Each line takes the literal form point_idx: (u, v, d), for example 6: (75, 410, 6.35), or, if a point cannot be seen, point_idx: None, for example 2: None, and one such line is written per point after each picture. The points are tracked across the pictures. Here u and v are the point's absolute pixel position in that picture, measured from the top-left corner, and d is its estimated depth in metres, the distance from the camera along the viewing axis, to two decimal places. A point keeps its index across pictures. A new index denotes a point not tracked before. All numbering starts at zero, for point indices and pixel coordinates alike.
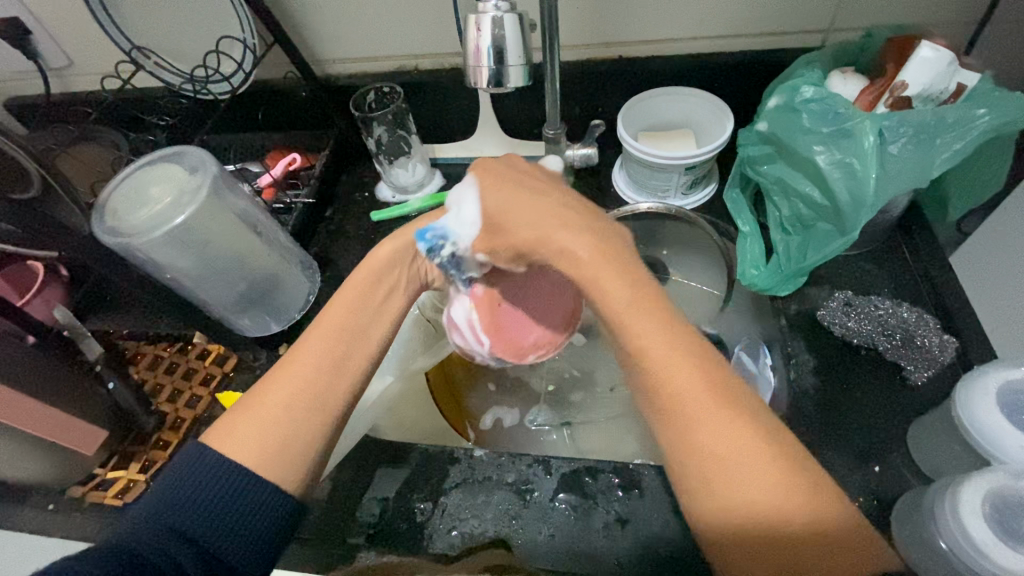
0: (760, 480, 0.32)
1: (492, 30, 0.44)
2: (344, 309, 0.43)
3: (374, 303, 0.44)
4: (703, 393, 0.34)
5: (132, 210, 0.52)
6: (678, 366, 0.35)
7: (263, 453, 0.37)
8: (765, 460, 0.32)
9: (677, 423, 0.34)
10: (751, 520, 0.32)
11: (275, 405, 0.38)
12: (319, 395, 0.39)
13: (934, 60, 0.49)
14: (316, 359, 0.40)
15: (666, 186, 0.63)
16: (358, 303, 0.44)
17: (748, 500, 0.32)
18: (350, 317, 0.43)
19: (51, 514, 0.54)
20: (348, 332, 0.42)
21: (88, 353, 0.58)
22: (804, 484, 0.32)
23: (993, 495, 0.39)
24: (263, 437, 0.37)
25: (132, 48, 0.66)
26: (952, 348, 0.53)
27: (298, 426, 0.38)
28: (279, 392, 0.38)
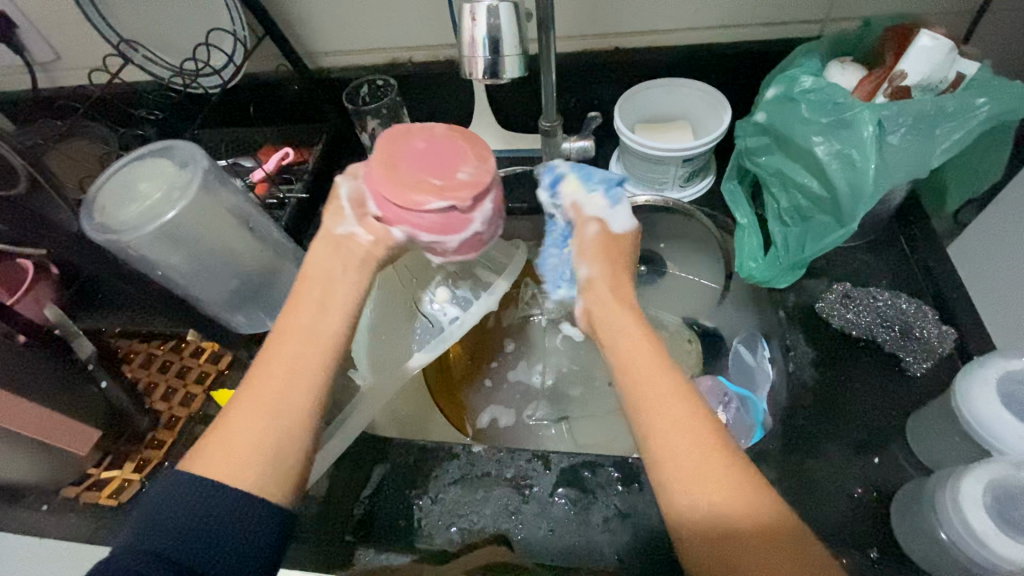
0: (717, 482, 0.32)
1: (487, 20, 0.44)
2: (297, 308, 0.40)
3: (325, 301, 0.41)
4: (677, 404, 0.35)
5: (122, 206, 0.52)
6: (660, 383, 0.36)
7: (231, 469, 0.34)
8: (722, 466, 0.33)
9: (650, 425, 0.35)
10: (715, 524, 0.32)
11: (240, 424, 0.36)
12: (284, 393, 0.37)
13: (933, 48, 0.49)
14: (274, 363, 0.38)
15: (664, 177, 0.62)
16: (308, 301, 0.41)
17: (712, 506, 0.32)
18: (302, 316, 0.40)
19: (44, 515, 0.53)
20: (305, 335, 0.39)
21: (79, 351, 0.58)
22: (767, 497, 0.32)
23: (994, 485, 0.39)
24: (232, 438, 0.35)
25: (120, 41, 0.65)
26: (951, 339, 0.52)
27: (261, 433, 0.35)
28: (245, 408, 0.36)
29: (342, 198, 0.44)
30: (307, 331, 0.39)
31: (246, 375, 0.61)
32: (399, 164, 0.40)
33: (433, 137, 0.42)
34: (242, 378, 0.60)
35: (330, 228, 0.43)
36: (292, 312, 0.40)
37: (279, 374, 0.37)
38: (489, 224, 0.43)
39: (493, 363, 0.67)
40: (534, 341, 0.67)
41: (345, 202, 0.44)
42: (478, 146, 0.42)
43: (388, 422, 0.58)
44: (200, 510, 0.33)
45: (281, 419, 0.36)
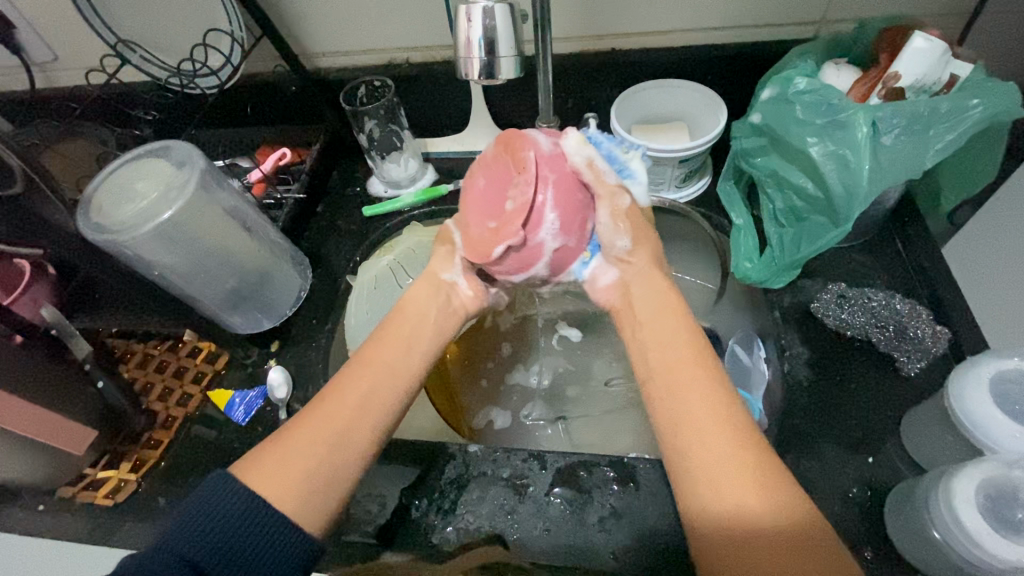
0: (746, 486, 0.33)
1: (483, 21, 0.44)
2: (386, 346, 0.43)
3: (406, 341, 0.44)
4: (709, 405, 0.36)
5: (118, 206, 0.51)
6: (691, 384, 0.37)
7: (286, 488, 0.36)
8: (751, 470, 0.34)
9: (677, 426, 0.37)
10: (737, 524, 0.33)
11: (306, 441, 0.38)
12: (353, 426, 0.39)
13: (925, 50, 0.49)
14: (352, 391, 0.40)
15: (660, 178, 0.63)
16: (399, 339, 0.44)
17: (738, 507, 0.33)
18: (390, 355, 0.43)
19: (41, 514, 0.54)
20: (381, 372, 0.42)
21: (77, 352, 0.58)
22: (791, 497, 0.33)
23: (986, 484, 0.39)
24: (288, 462, 0.37)
25: (117, 42, 0.64)
26: (945, 339, 0.52)
27: (320, 459, 0.37)
28: (313, 426, 0.38)
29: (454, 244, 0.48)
30: (396, 370, 0.42)
31: (243, 375, 0.61)
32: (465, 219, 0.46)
33: (487, 169, 0.47)
34: (240, 378, 0.60)
35: (434, 272, 0.47)
36: (386, 348, 0.43)
37: (352, 409, 0.39)
38: (568, 233, 0.43)
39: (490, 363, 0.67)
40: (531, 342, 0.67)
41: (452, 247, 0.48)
42: (526, 158, 0.44)
43: None
44: (233, 522, 0.34)
45: (342, 450, 0.38)
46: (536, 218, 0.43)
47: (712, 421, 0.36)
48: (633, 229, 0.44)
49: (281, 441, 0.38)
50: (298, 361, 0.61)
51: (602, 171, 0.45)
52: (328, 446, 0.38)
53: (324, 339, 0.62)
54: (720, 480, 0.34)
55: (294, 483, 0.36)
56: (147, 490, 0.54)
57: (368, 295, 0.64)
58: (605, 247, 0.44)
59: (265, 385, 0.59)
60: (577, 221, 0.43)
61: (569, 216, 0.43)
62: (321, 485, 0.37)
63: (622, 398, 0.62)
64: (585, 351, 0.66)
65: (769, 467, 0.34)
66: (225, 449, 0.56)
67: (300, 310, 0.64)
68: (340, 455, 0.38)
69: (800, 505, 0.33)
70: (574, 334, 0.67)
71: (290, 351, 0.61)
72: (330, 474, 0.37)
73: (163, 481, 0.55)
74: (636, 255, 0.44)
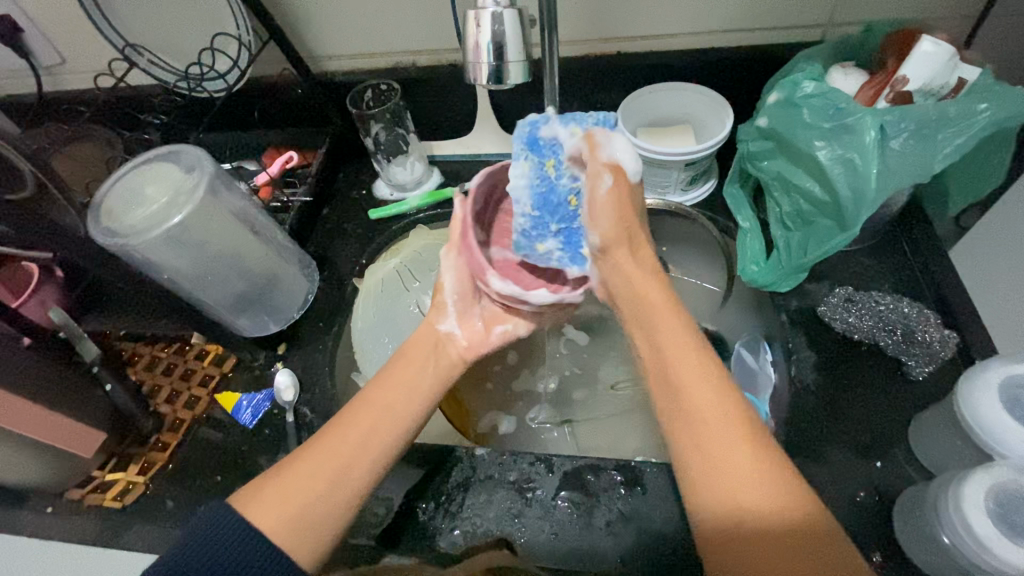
0: (750, 483, 0.33)
1: (491, 26, 0.44)
2: (385, 389, 0.44)
3: (409, 384, 0.45)
4: (715, 407, 0.36)
5: (129, 210, 0.52)
6: (695, 384, 0.37)
7: (281, 520, 0.37)
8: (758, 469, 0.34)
9: (683, 428, 0.37)
10: (739, 518, 0.33)
11: (302, 475, 0.39)
12: (349, 465, 0.40)
13: (934, 54, 0.49)
14: (350, 431, 0.41)
15: (665, 183, 0.63)
16: (401, 384, 0.44)
17: (740, 503, 0.33)
18: (390, 398, 0.43)
19: (49, 517, 0.54)
20: (381, 413, 0.42)
21: (85, 355, 0.58)
22: (796, 496, 0.33)
23: (996, 489, 0.39)
24: (290, 497, 0.38)
25: (126, 46, 0.66)
26: (952, 344, 0.52)
27: (314, 494, 0.38)
28: (309, 462, 0.39)
29: (443, 292, 0.49)
30: (392, 411, 0.43)
31: (249, 377, 0.61)
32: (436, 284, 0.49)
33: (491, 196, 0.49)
34: (247, 381, 0.61)
35: (431, 322, 0.49)
36: (386, 394, 0.44)
37: (350, 447, 0.40)
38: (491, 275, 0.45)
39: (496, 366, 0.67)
40: None
41: (443, 299, 0.49)
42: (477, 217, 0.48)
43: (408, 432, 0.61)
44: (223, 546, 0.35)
45: (336, 489, 0.39)
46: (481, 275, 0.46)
47: (718, 424, 0.36)
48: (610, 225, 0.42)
49: (287, 473, 0.39)
50: (304, 363, 0.61)
51: (600, 147, 0.42)
52: (328, 482, 0.39)
53: (331, 342, 0.62)
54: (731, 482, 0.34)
55: (295, 511, 0.37)
56: (154, 492, 0.54)
57: (375, 298, 0.65)
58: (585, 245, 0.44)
59: (272, 388, 0.59)
60: (478, 268, 0.45)
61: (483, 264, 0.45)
62: (317, 523, 0.38)
63: (628, 401, 0.62)
64: (591, 354, 0.66)
65: (775, 467, 0.34)
66: (232, 451, 0.56)
67: (307, 313, 0.64)
68: (338, 491, 0.39)
69: (807, 503, 0.33)
70: (582, 338, 0.67)
71: (296, 354, 0.61)
72: (328, 508, 0.38)
73: (170, 483, 0.55)
74: (607, 253, 0.43)
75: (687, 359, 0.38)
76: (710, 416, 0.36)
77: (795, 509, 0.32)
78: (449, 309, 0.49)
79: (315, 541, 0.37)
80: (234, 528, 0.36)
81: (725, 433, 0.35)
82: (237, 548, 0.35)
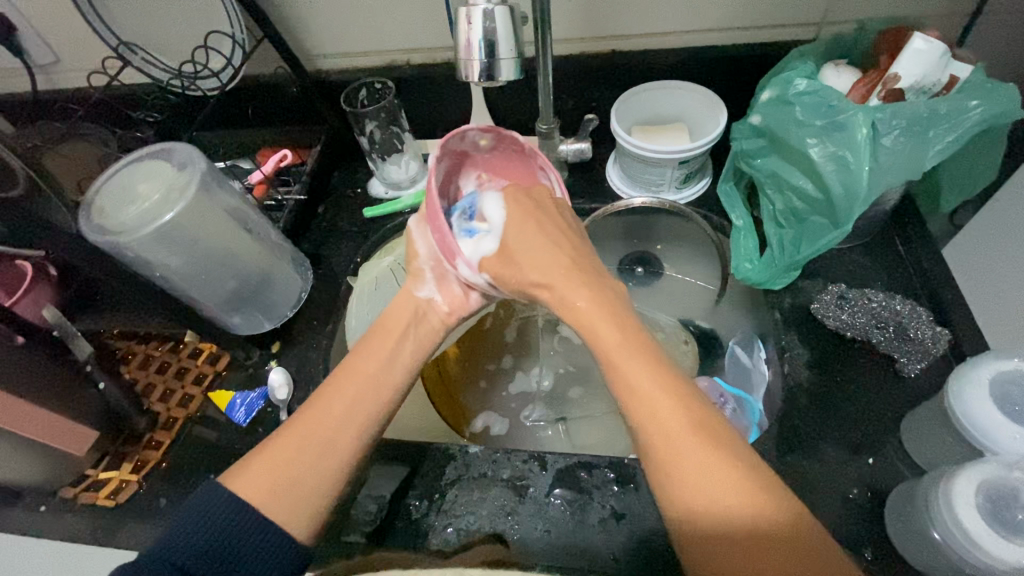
0: (725, 486, 0.33)
1: (483, 23, 0.44)
2: (369, 358, 0.44)
3: (388, 354, 0.44)
4: (668, 398, 0.37)
5: (122, 209, 0.52)
6: (644, 376, 0.38)
7: (271, 502, 0.37)
8: (726, 467, 0.34)
9: (640, 422, 0.37)
10: (716, 523, 0.33)
11: (284, 457, 0.39)
12: (327, 444, 0.40)
13: (926, 51, 0.49)
14: (328, 411, 0.41)
15: (660, 180, 0.63)
16: (380, 358, 0.44)
17: (713, 507, 0.33)
18: (374, 366, 0.43)
19: (42, 515, 0.54)
20: (362, 387, 0.42)
21: (78, 353, 0.57)
22: (774, 497, 0.33)
23: (986, 485, 0.39)
24: (274, 478, 0.38)
25: (120, 44, 0.64)
26: (945, 340, 0.52)
27: (300, 477, 0.38)
28: (290, 442, 0.39)
29: (420, 259, 0.47)
30: (376, 381, 0.43)
31: (244, 376, 0.61)
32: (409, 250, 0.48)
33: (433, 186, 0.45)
34: (241, 379, 0.61)
35: (409, 291, 0.47)
36: (368, 364, 0.44)
37: (332, 425, 0.40)
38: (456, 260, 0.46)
39: (490, 365, 0.66)
40: (531, 344, 0.67)
41: (420, 263, 0.47)
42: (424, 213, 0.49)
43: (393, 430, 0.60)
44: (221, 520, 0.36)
45: (315, 470, 0.39)
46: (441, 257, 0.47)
47: (674, 419, 0.36)
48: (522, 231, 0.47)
49: (275, 448, 0.39)
50: (298, 362, 0.61)
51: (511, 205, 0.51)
52: (312, 456, 0.39)
53: (326, 340, 0.62)
54: (691, 475, 0.34)
55: (280, 486, 0.38)
56: (148, 490, 0.54)
57: (369, 296, 0.65)
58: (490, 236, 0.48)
59: (266, 386, 0.59)
60: (449, 248, 0.45)
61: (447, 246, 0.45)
62: (301, 503, 0.38)
63: None
64: (586, 352, 0.66)
65: (742, 466, 0.34)
66: (226, 450, 0.56)
67: (301, 311, 0.64)
68: (323, 464, 0.39)
69: (779, 498, 0.33)
70: (576, 335, 0.67)
71: (291, 353, 0.62)
72: (313, 484, 0.38)
73: (163, 482, 0.55)
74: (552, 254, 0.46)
75: (635, 353, 0.39)
76: (664, 408, 0.36)
77: (764, 501, 0.33)
78: (428, 274, 0.47)
79: (305, 517, 0.38)
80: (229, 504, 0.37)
81: (679, 424, 0.36)
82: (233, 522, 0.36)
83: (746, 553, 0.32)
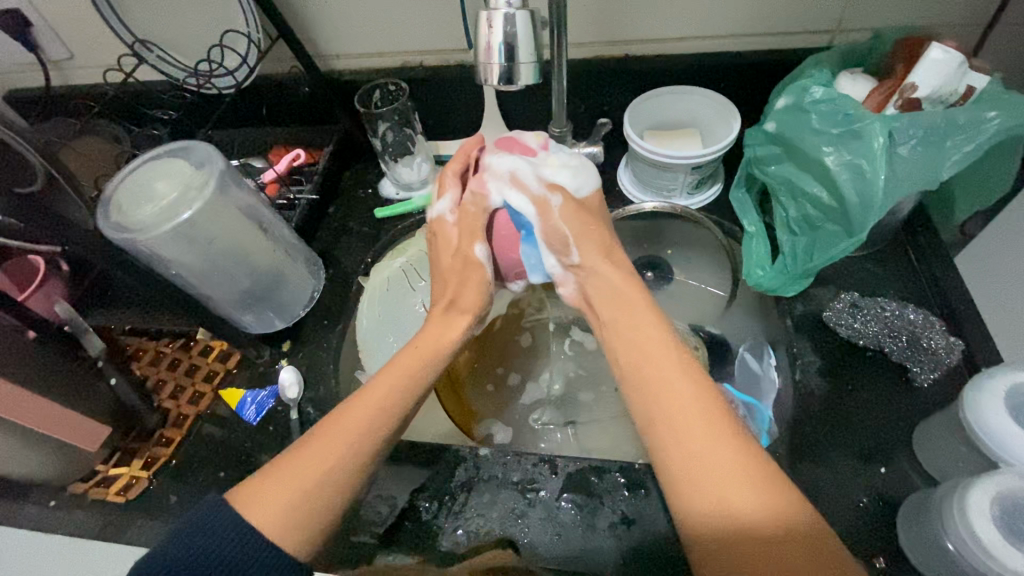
0: (748, 492, 0.34)
1: (503, 27, 0.44)
2: (386, 386, 0.43)
3: (414, 381, 0.44)
4: (692, 400, 0.38)
5: (137, 205, 0.51)
6: (683, 386, 0.39)
7: (282, 520, 0.37)
8: (756, 478, 0.34)
9: (659, 428, 0.38)
10: (731, 526, 0.33)
11: (300, 477, 0.38)
12: (350, 466, 0.39)
13: (945, 61, 0.49)
14: (350, 436, 0.40)
15: (672, 185, 0.63)
16: (402, 382, 0.43)
17: (737, 508, 0.34)
18: (392, 395, 0.42)
19: (52, 511, 0.54)
20: (387, 412, 0.42)
21: (89, 348, 0.59)
22: (790, 503, 0.34)
23: (1003, 496, 0.39)
24: (285, 493, 0.37)
25: (135, 41, 0.66)
26: (958, 351, 0.52)
27: (312, 492, 0.38)
28: (307, 464, 0.39)
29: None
30: (395, 412, 0.42)
31: (254, 375, 0.61)
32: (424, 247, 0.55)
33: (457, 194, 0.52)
34: (251, 378, 0.61)
35: (454, 322, 0.47)
36: (386, 388, 0.43)
37: (354, 447, 0.40)
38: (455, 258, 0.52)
39: (499, 369, 0.66)
40: (541, 347, 0.67)
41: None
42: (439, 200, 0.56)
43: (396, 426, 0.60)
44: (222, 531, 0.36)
45: (331, 488, 0.39)
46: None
47: (694, 421, 0.37)
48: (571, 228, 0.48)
49: (293, 468, 0.38)
50: (308, 361, 0.61)
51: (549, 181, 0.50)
52: (341, 466, 0.39)
53: (336, 340, 0.62)
54: (722, 483, 0.34)
55: (297, 495, 0.38)
56: (158, 488, 0.55)
57: (380, 297, 0.65)
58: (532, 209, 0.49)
59: (276, 385, 0.59)
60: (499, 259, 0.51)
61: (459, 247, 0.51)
62: (315, 512, 0.38)
63: None
64: (597, 357, 0.66)
65: (768, 473, 0.35)
66: (236, 449, 0.56)
67: (313, 310, 0.64)
68: (345, 476, 0.39)
69: (800, 509, 0.34)
70: (590, 342, 0.67)
71: (302, 353, 0.62)
72: (331, 494, 0.38)
73: (174, 479, 0.55)
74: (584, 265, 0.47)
75: (665, 356, 0.40)
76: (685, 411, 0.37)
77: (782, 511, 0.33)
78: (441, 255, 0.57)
79: (319, 526, 0.38)
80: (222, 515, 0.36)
81: (706, 429, 0.36)
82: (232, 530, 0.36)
83: (771, 560, 0.32)
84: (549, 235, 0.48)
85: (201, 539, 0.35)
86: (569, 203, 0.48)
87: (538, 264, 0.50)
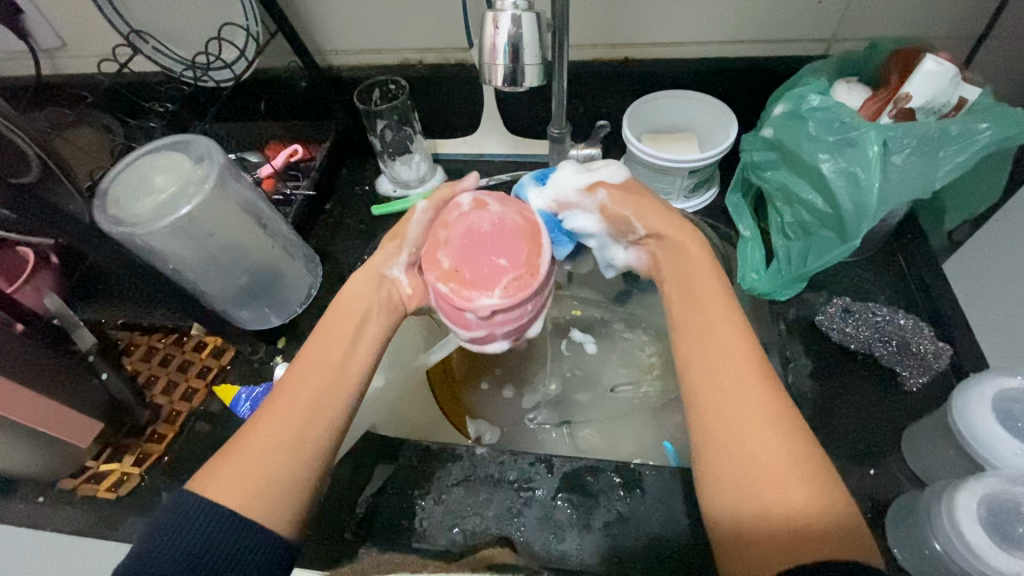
0: (796, 487, 0.35)
1: (509, 29, 0.44)
2: (328, 348, 0.43)
3: (351, 335, 0.44)
4: (749, 398, 0.38)
5: (136, 199, 0.51)
6: (742, 374, 0.39)
7: (246, 497, 0.36)
8: (798, 472, 0.35)
9: (713, 420, 0.38)
10: (773, 519, 0.34)
11: (263, 447, 0.38)
12: (307, 433, 0.39)
13: (938, 73, 0.50)
14: (299, 396, 0.41)
15: (669, 189, 0.64)
16: (348, 340, 0.44)
17: (782, 503, 0.34)
18: (339, 356, 0.43)
19: (40, 506, 0.53)
20: (330, 370, 0.42)
21: (80, 342, 0.59)
22: (829, 495, 0.35)
23: (988, 498, 0.40)
24: (249, 474, 0.37)
25: (131, 32, 0.65)
26: (946, 356, 0.54)
27: (280, 467, 0.38)
28: (268, 438, 0.39)
29: (401, 238, 0.47)
30: (338, 369, 0.43)
31: (249, 371, 0.61)
32: (429, 252, 0.44)
33: (502, 219, 0.44)
34: (246, 374, 0.61)
35: (375, 266, 0.46)
36: (327, 349, 0.43)
37: (303, 410, 0.40)
38: (490, 286, 0.42)
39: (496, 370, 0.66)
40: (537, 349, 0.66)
41: (400, 243, 0.47)
42: (454, 204, 0.45)
43: (388, 421, 0.59)
44: (202, 534, 0.35)
45: (303, 459, 0.39)
46: (462, 273, 0.42)
47: (754, 414, 0.37)
48: (634, 211, 0.47)
49: (263, 440, 0.39)
50: None
51: (590, 186, 0.48)
52: (285, 431, 0.39)
53: None
54: (764, 477, 0.35)
55: (261, 477, 0.37)
56: (150, 484, 0.54)
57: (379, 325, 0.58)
58: (591, 214, 0.48)
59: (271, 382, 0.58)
60: (515, 317, 0.43)
61: (491, 275, 0.42)
62: (283, 488, 0.37)
63: (627, 404, 0.63)
64: (594, 359, 0.65)
65: (812, 466, 0.35)
66: None
67: (310, 307, 0.64)
68: (308, 459, 0.39)
69: (837, 501, 0.34)
70: (590, 347, 0.65)
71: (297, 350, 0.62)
72: (296, 482, 0.38)
73: (165, 475, 0.55)
74: (658, 238, 0.47)
75: (732, 346, 0.40)
76: (739, 397, 0.38)
77: (821, 508, 0.34)
78: (401, 252, 0.47)
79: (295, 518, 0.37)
80: (200, 516, 0.35)
81: (762, 422, 0.37)
82: (212, 535, 0.35)
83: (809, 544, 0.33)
84: (612, 220, 0.48)
85: (181, 542, 0.34)
86: (615, 192, 0.48)
87: (613, 255, 0.50)
